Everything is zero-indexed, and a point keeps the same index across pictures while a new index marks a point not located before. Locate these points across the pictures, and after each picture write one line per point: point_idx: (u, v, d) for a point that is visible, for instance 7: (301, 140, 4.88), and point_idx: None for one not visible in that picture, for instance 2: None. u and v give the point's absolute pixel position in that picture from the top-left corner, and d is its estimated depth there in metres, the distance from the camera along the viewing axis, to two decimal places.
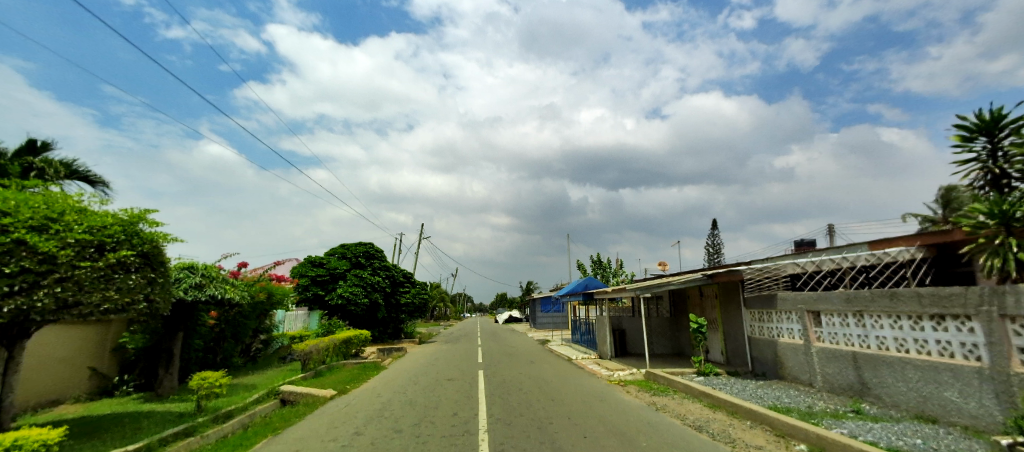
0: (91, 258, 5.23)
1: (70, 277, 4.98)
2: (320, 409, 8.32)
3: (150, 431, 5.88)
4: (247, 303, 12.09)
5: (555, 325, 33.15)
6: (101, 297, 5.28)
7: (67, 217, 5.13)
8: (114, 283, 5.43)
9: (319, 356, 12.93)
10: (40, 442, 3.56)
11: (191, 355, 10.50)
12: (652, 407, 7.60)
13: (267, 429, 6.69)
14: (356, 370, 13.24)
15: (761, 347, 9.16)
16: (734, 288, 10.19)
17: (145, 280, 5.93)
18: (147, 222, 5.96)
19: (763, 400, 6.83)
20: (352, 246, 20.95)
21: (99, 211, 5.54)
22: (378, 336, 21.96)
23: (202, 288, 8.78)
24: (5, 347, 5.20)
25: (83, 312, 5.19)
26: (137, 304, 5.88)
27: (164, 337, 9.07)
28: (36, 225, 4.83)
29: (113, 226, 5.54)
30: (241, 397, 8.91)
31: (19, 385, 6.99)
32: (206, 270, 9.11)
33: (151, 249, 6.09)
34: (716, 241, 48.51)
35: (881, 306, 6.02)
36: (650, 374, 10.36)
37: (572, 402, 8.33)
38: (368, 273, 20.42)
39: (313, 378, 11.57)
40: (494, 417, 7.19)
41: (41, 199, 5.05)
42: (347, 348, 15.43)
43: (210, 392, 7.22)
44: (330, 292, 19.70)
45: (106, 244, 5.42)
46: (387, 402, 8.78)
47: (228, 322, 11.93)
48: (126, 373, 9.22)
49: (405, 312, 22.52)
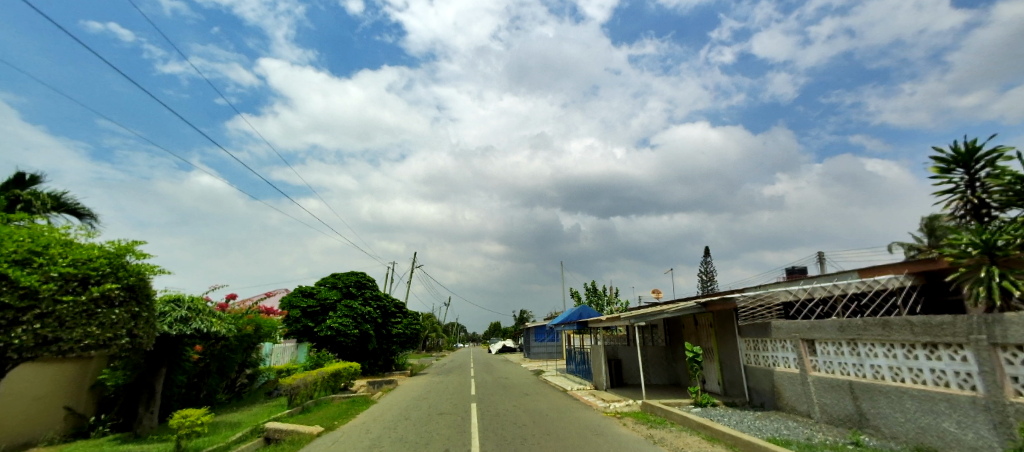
0: (75, 292, 5.14)
1: (51, 312, 4.88)
2: (306, 447, 8.05)
3: None
4: (234, 336, 11.79)
5: (549, 355, 32.55)
6: (82, 332, 5.16)
7: (51, 250, 5.05)
8: (97, 318, 5.31)
9: (307, 390, 12.54)
10: None
11: (174, 391, 10.17)
12: (650, 440, 7.43)
13: None
14: (345, 405, 12.85)
15: (757, 377, 9.06)
16: (728, 317, 10.19)
17: (129, 314, 5.81)
18: (135, 254, 5.89)
19: (761, 432, 6.73)
20: (343, 276, 20.73)
21: (85, 244, 5.45)
22: (368, 369, 21.40)
23: (188, 322, 8.56)
24: None
25: (62, 349, 5.04)
26: (119, 338, 5.71)
27: (148, 373, 8.87)
28: (20, 259, 4.76)
29: (99, 259, 5.43)
30: (224, 435, 8.56)
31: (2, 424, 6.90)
32: (192, 302, 8.90)
33: (137, 282, 5.97)
34: (709, 268, 48.79)
35: (874, 335, 6.01)
36: (646, 405, 10.16)
37: (568, 435, 8.13)
38: (359, 303, 20.12)
39: (300, 414, 11.20)
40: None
41: (26, 232, 5.01)
42: (336, 382, 14.98)
43: (190, 431, 6.94)
44: (319, 323, 19.29)
45: (91, 277, 5.31)
46: (376, 438, 8.52)
47: (213, 356, 11.58)
48: (103, 412, 8.85)
49: (396, 343, 22.16)
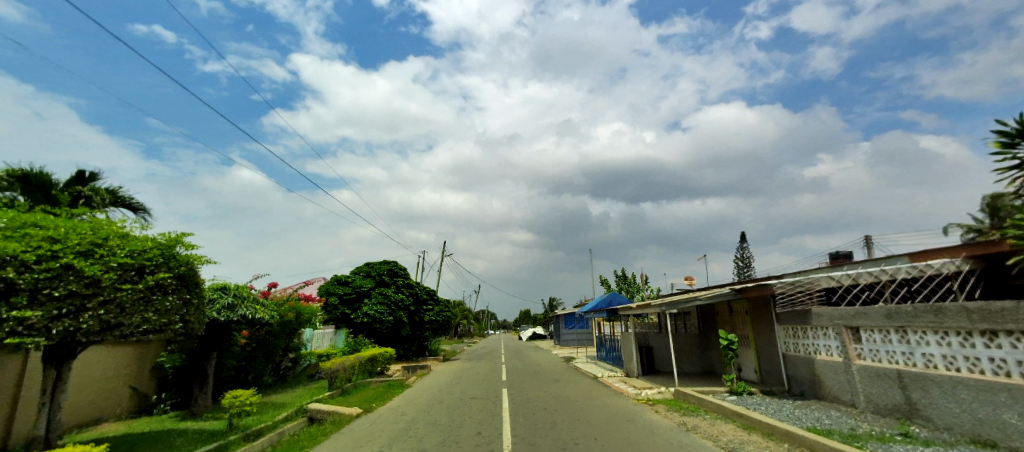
0: (133, 280, 5.52)
1: (113, 299, 5.27)
2: (346, 427, 8.46)
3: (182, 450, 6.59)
4: (277, 322, 12.41)
5: (580, 342, 32.54)
6: (140, 318, 5.56)
7: (110, 242, 5.43)
8: (153, 305, 5.69)
9: (346, 374, 13.08)
10: None
11: (225, 373, 10.84)
12: (683, 427, 7.36)
13: (295, 447, 7.23)
14: (382, 388, 13.36)
15: (796, 365, 8.78)
16: (765, 303, 9.88)
17: (181, 301, 6.20)
18: (184, 245, 6.24)
19: (801, 421, 6.54)
20: (376, 264, 21.32)
21: (140, 235, 5.83)
22: (402, 354, 22.07)
23: (234, 309, 9.07)
24: (55, 366, 5.70)
25: (124, 333, 5.47)
26: (172, 324, 6.11)
27: (201, 357, 9.45)
28: (83, 251, 5.17)
29: (153, 250, 5.80)
30: (270, 415, 9.09)
31: (78, 402, 7.57)
32: (238, 290, 9.39)
33: (187, 271, 6.34)
34: (746, 254, 47.25)
35: (926, 322, 5.70)
36: (679, 393, 10.05)
37: (599, 421, 8.15)
38: (392, 291, 20.70)
39: (340, 396, 11.74)
40: (517, 436, 7.15)
41: (88, 225, 5.42)
42: (373, 366, 15.55)
43: (241, 410, 7.41)
44: (355, 310, 19.96)
45: (146, 267, 5.69)
46: (411, 421, 8.85)
47: (259, 340, 12.22)
48: (164, 391, 9.56)
49: (429, 329, 22.75)
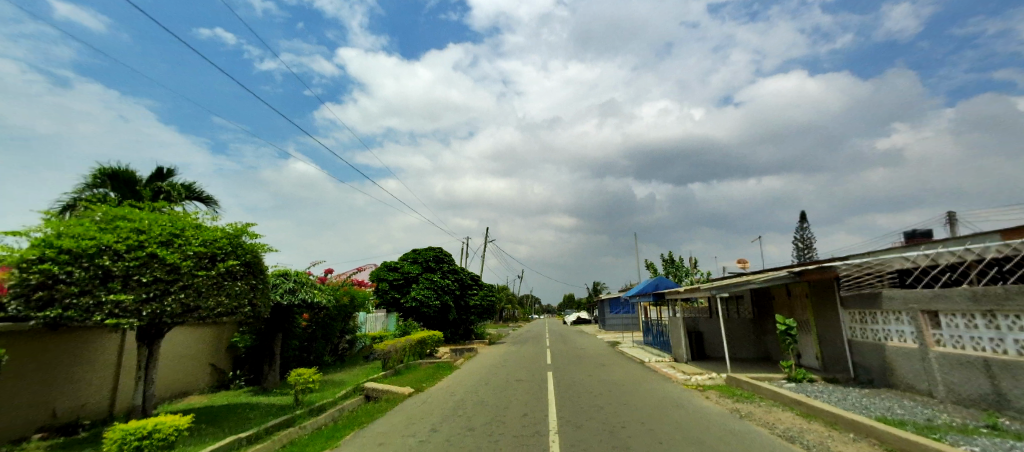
0: (207, 267, 6.02)
1: (191, 284, 5.78)
2: (400, 405, 8.91)
3: (256, 422, 7.23)
4: (334, 305, 13.14)
5: (626, 326, 32.14)
6: (215, 302, 6.06)
7: (186, 233, 5.94)
8: (225, 289, 6.19)
9: (398, 355, 13.70)
10: (174, 427, 4.70)
11: (290, 353, 11.67)
12: (736, 414, 7.13)
13: (354, 422, 7.73)
14: (432, 369, 13.89)
15: (864, 352, 8.24)
16: (828, 287, 9.29)
17: (249, 286, 6.69)
18: (249, 234, 6.71)
19: (869, 411, 6.16)
20: (423, 251, 21.96)
21: (211, 226, 6.33)
22: (450, 337, 22.75)
23: (295, 293, 9.70)
24: (147, 344, 6.36)
25: (202, 315, 5.99)
26: (242, 307, 6.61)
27: (268, 337, 10.21)
28: (164, 240, 5.70)
29: (222, 239, 6.29)
30: (331, 392, 9.72)
31: (169, 377, 8.45)
32: (298, 275, 10.02)
33: (253, 259, 6.83)
34: (806, 235, 44.44)
35: (1020, 306, 5.14)
36: (732, 379, 9.73)
37: (647, 406, 8.06)
38: (438, 276, 21.30)
39: (393, 376, 12.34)
40: (563, 418, 7.21)
41: (168, 218, 5.95)
42: (422, 348, 16.16)
43: (305, 387, 7.97)
44: (405, 295, 20.72)
45: (217, 255, 6.18)
46: (460, 401, 9.17)
47: (318, 323, 13.01)
48: (238, 368, 10.45)
49: (474, 313, 23.31)
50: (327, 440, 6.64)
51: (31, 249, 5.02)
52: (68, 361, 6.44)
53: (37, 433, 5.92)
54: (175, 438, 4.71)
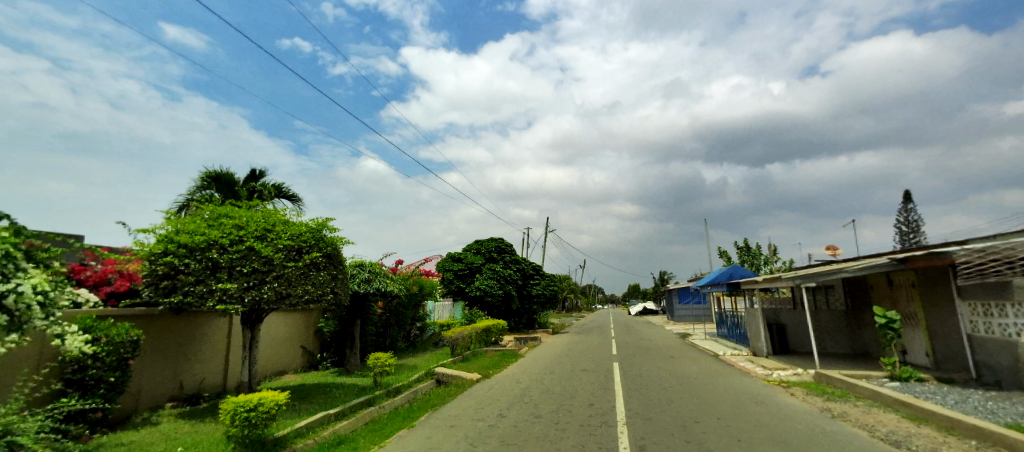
0: (295, 259, 6.58)
1: (283, 274, 6.35)
2: (469, 390, 9.23)
3: (342, 400, 7.87)
4: (404, 294, 13.85)
5: (696, 317, 30.72)
6: (303, 290, 6.60)
7: (277, 228, 6.53)
8: (311, 279, 6.73)
9: (465, 342, 14.17)
10: (274, 404, 5.12)
11: (368, 338, 12.49)
12: (827, 414, 6.56)
13: (427, 404, 8.14)
14: (498, 357, 14.22)
15: (989, 349, 7.18)
16: (941, 275, 8.18)
17: (331, 276, 7.22)
18: (328, 228, 7.23)
19: (996, 417, 5.37)
20: (485, 241, 22.41)
21: (297, 221, 6.91)
22: (514, 326, 23.11)
23: (370, 282, 10.35)
24: (250, 327, 7.11)
25: (293, 303, 6.55)
26: (326, 295, 7.13)
27: (349, 323, 10.99)
28: (260, 235, 6.32)
29: (307, 233, 6.84)
30: (406, 375, 10.31)
31: (269, 357, 9.43)
32: (372, 266, 10.67)
33: (333, 251, 7.35)
34: (912, 218, 39.39)
35: None
36: (821, 376, 8.95)
37: (723, 401, 7.66)
38: (501, 266, 21.66)
39: (462, 362, 12.81)
40: (632, 410, 7.06)
41: (262, 215, 6.60)
42: (488, 337, 16.57)
43: (383, 370, 8.51)
44: (469, 284, 21.30)
45: (303, 248, 6.74)
46: (527, 388, 9.31)
47: (392, 311, 13.78)
48: (324, 351, 11.39)
49: (537, 303, 23.51)
50: (404, 420, 7.07)
51: (157, 245, 5.88)
52: (190, 341, 7.40)
53: (168, 402, 6.89)
54: (277, 411, 5.19)
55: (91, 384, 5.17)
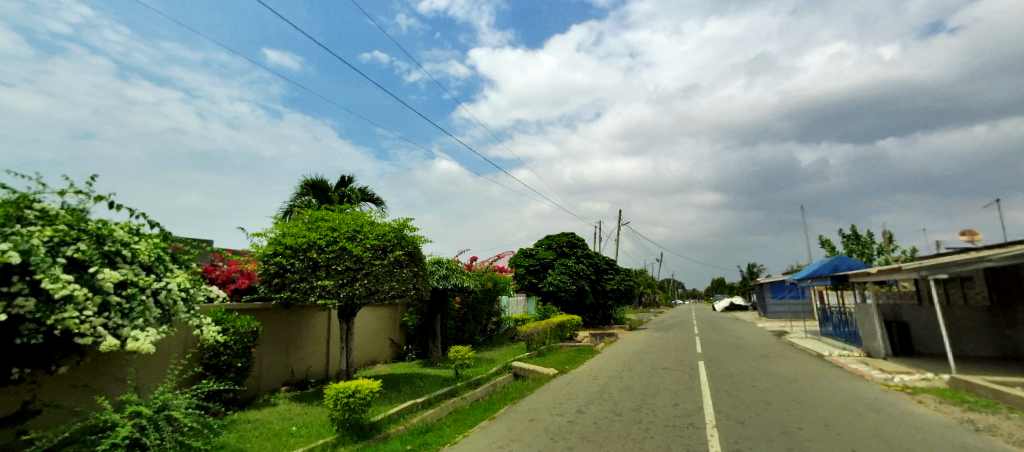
0: (381, 257, 7.01)
1: (372, 272, 6.80)
2: (547, 385, 9.25)
3: (428, 390, 8.28)
4: (479, 290, 14.21)
5: (793, 314, 28.02)
6: (390, 286, 7.01)
7: (365, 229, 7.01)
8: (396, 276, 7.13)
9: (541, 337, 14.22)
10: (369, 391, 5.51)
11: (448, 332, 13.02)
12: (968, 426, 5.61)
13: (507, 397, 8.29)
14: (574, 352, 14.09)
15: None
16: None
17: (413, 273, 7.60)
18: (409, 228, 7.60)
19: None
20: (556, 237, 22.29)
21: (381, 222, 7.35)
22: (589, 322, 22.78)
23: (447, 278, 10.75)
24: (345, 321, 7.73)
25: (382, 298, 6.99)
26: (410, 291, 7.50)
27: (430, 318, 11.51)
28: (351, 236, 6.83)
29: (391, 233, 7.25)
30: (485, 368, 10.59)
31: (363, 348, 10.21)
32: (449, 263, 11.07)
33: (414, 249, 7.73)
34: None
35: None
36: (957, 382, 7.69)
37: (832, 406, 6.88)
38: (573, 262, 21.43)
39: (538, 357, 12.87)
40: (722, 411, 6.60)
41: (351, 217, 7.12)
42: (563, 332, 16.50)
43: (463, 362, 8.81)
44: (542, 280, 21.32)
45: (388, 247, 7.16)
46: (606, 385, 9.11)
47: (469, 305, 14.23)
48: (409, 343, 12.07)
49: (612, 298, 23.00)
50: (486, 411, 7.26)
51: (268, 247, 6.62)
52: (297, 333, 8.22)
53: (282, 386, 7.74)
54: (372, 398, 5.57)
55: (224, 368, 5.96)
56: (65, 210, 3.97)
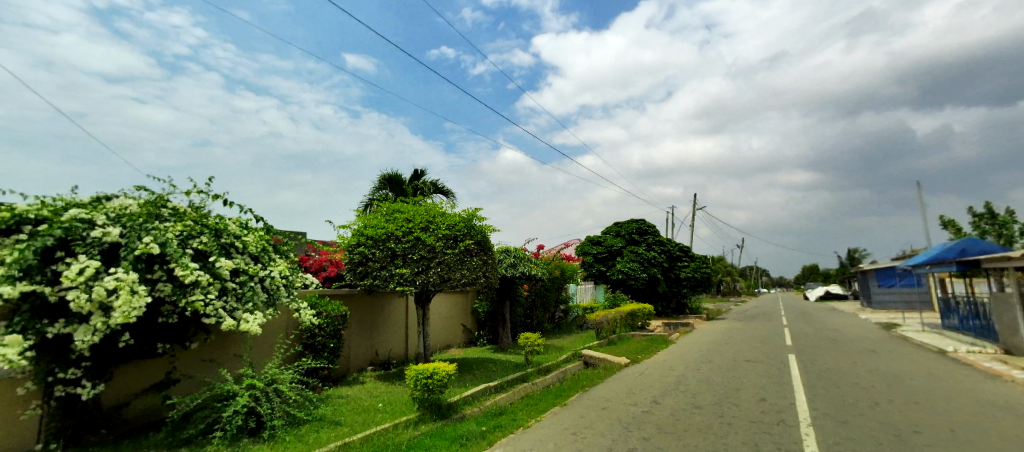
0: (452, 246, 7.25)
1: (444, 260, 7.07)
2: (619, 374, 9.08)
3: (500, 375, 8.49)
4: (547, 278, 14.23)
5: (903, 305, 24.79)
6: (461, 274, 7.24)
7: (437, 219, 7.28)
8: (466, 264, 7.35)
9: (611, 326, 13.96)
10: (445, 373, 5.75)
11: (517, 319, 13.23)
12: None
13: (578, 385, 8.26)
14: (646, 342, 13.67)
15: None
16: None
17: (482, 261, 7.78)
18: (478, 218, 7.76)
19: None
20: (625, 223, 21.61)
21: (451, 213, 7.58)
22: (662, 311, 21.94)
23: (515, 266, 10.88)
24: (422, 306, 8.12)
25: (454, 285, 7.25)
26: (480, 278, 7.70)
27: (499, 305, 11.75)
28: (424, 226, 7.13)
29: (460, 223, 7.46)
30: (555, 355, 10.64)
31: (437, 333, 10.70)
32: (517, 251, 11.20)
33: (482, 238, 7.89)
34: None
35: None
36: None
37: (956, 410, 6.01)
38: (644, 249, 20.68)
39: (609, 346, 12.66)
40: (818, 409, 6.03)
41: (424, 208, 7.42)
42: (634, 321, 16.05)
43: (533, 349, 8.91)
44: (611, 268, 20.84)
45: (458, 236, 7.38)
46: (682, 376, 8.73)
47: (537, 293, 14.32)
48: (480, 329, 12.44)
49: (687, 286, 21.95)
50: (557, 398, 7.30)
51: (352, 237, 7.14)
52: (378, 317, 8.81)
53: (369, 366, 8.38)
54: (448, 381, 5.81)
55: (320, 348, 6.57)
56: (191, 208, 4.58)
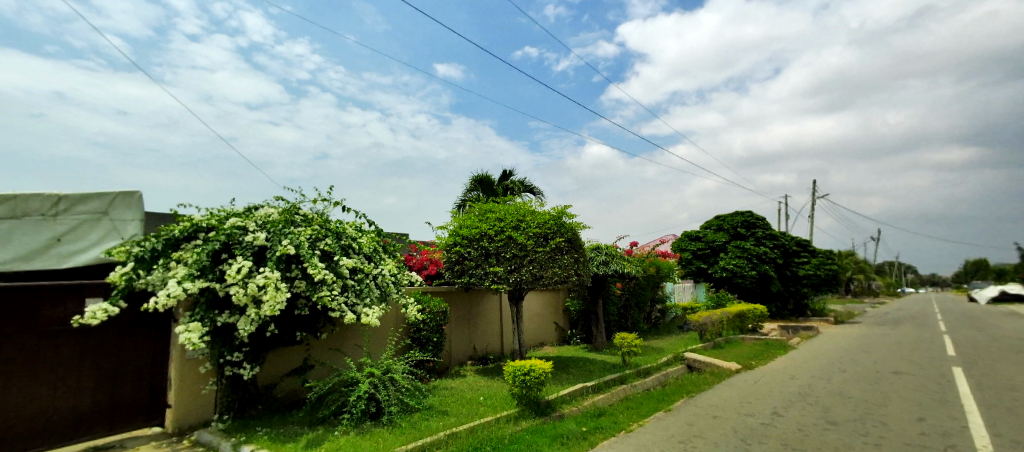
0: (543, 244, 7.27)
1: (536, 258, 7.11)
2: (728, 380, 8.34)
3: (596, 375, 8.31)
4: (642, 276, 13.61)
5: None
6: (553, 272, 7.22)
7: (527, 218, 7.35)
8: (558, 262, 7.31)
9: (715, 328, 12.90)
10: (542, 372, 5.76)
11: (611, 318, 12.86)
12: None
13: (682, 390, 7.75)
14: (758, 346, 12.40)
15: None
16: None
17: (573, 259, 7.68)
18: (568, 215, 7.67)
19: None
20: (728, 217, 19.84)
21: (541, 211, 7.61)
22: (775, 312, 19.75)
23: (608, 264, 10.57)
24: (516, 304, 8.25)
25: (546, 283, 7.26)
26: (573, 276, 7.61)
27: (592, 303, 11.50)
28: (515, 225, 7.24)
29: (550, 221, 7.45)
30: (654, 357, 10.12)
31: (531, 331, 10.82)
32: (609, 248, 10.86)
33: (573, 236, 7.79)
34: None
35: None
36: None
37: None
38: (751, 244, 18.79)
39: (715, 349, 11.71)
40: (1000, 436, 4.92)
41: (515, 207, 7.54)
42: (743, 323, 14.66)
43: (631, 350, 8.56)
44: (713, 265, 19.28)
45: (548, 234, 7.37)
46: (806, 386, 7.74)
47: (631, 292, 13.77)
48: (573, 328, 12.32)
49: (807, 285, 19.48)
50: (660, 402, 6.92)
51: (449, 238, 7.50)
52: (475, 314, 9.16)
53: (469, 360, 8.77)
54: (546, 379, 5.81)
55: (425, 341, 7.00)
56: (317, 214, 5.17)
